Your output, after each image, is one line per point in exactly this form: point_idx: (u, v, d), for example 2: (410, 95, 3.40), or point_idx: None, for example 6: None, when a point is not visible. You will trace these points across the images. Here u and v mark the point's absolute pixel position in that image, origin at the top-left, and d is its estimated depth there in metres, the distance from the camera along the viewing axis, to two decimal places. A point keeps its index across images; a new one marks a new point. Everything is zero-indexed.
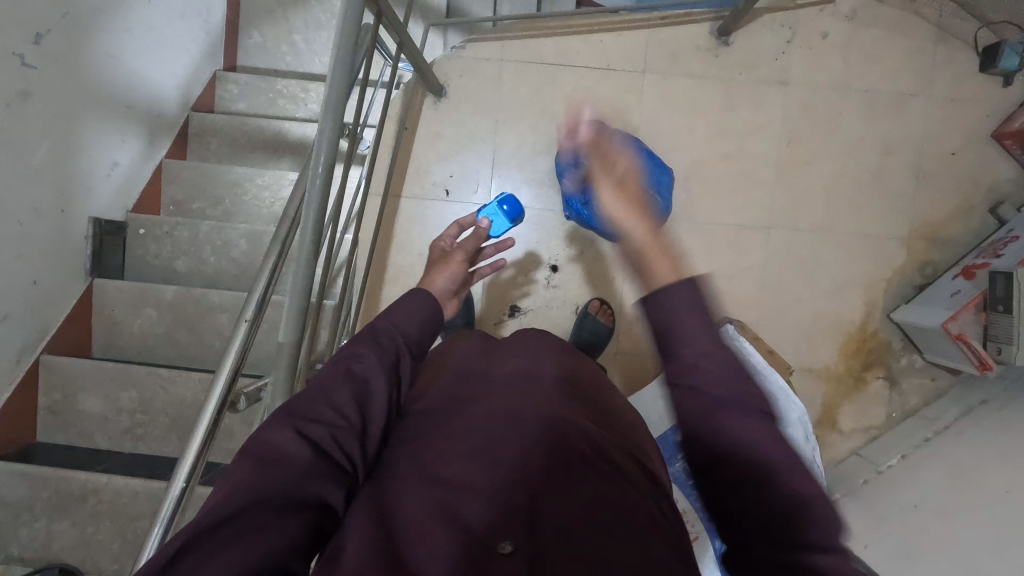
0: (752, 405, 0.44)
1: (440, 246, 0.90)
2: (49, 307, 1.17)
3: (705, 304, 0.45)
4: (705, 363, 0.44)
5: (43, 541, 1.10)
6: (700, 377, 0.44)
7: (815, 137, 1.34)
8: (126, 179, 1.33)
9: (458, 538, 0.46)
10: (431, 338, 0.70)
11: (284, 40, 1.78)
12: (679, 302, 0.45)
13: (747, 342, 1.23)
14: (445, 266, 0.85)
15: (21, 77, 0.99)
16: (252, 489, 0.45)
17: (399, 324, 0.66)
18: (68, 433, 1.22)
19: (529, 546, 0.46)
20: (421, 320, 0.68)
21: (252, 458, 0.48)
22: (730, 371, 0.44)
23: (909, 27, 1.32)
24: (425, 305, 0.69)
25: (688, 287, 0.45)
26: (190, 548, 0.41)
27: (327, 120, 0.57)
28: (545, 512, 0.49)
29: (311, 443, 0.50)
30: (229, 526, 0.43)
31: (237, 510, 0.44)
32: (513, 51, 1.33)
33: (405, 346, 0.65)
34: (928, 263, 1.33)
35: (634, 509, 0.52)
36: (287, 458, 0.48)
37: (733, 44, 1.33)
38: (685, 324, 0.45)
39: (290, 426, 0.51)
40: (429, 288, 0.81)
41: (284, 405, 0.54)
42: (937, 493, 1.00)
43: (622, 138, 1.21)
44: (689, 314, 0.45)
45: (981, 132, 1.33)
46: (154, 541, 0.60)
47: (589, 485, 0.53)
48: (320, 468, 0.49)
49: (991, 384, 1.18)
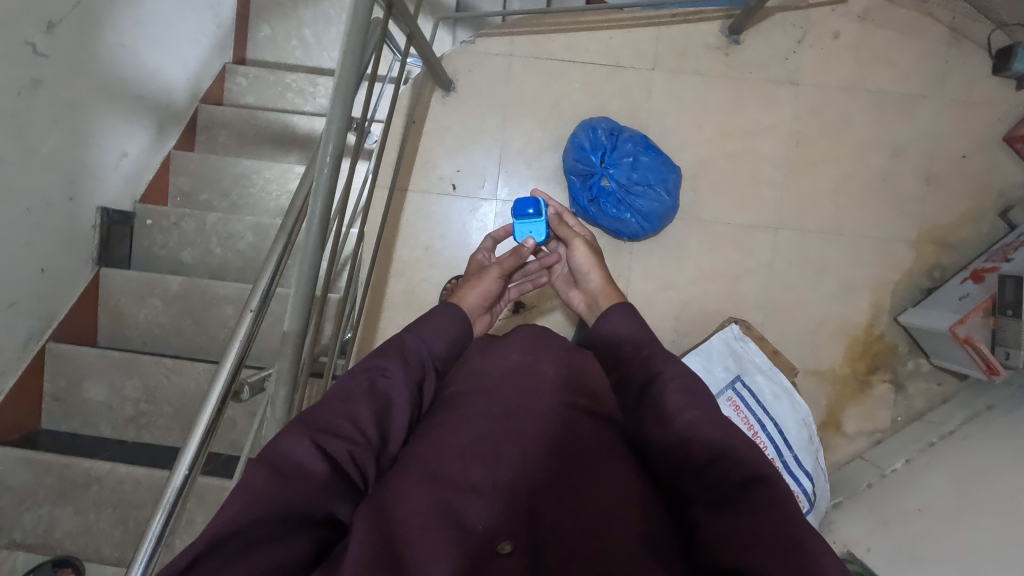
0: (689, 381, 0.63)
1: (478, 260, 0.96)
2: (56, 294, 1.18)
3: (637, 318, 0.77)
4: (647, 353, 0.69)
5: (46, 528, 1.10)
6: (645, 363, 0.68)
7: (824, 138, 1.33)
8: (134, 170, 1.34)
9: (461, 538, 0.46)
10: (455, 354, 0.72)
11: (294, 34, 1.79)
12: (620, 314, 0.78)
13: (751, 341, 1.23)
14: (478, 277, 0.87)
15: (32, 65, 0.99)
16: (268, 503, 0.44)
17: (423, 335, 0.69)
18: (73, 420, 1.23)
19: (530, 549, 0.46)
20: (444, 335, 0.70)
21: (267, 466, 0.47)
22: (659, 362, 0.66)
23: (921, 28, 1.32)
24: (452, 323, 0.72)
25: (626, 308, 0.79)
26: (205, 558, 0.41)
27: (336, 111, 0.57)
28: (546, 512, 0.49)
29: (327, 457, 0.49)
30: (240, 540, 0.42)
31: (252, 522, 0.43)
32: (522, 47, 1.33)
33: (429, 361, 0.67)
34: (937, 267, 1.32)
35: (633, 506, 0.52)
36: (302, 472, 0.47)
37: (743, 43, 1.33)
38: (625, 330, 0.76)
39: (308, 437, 0.50)
40: (460, 301, 0.85)
41: (301, 416, 0.52)
42: (941, 497, 0.99)
43: (628, 137, 1.25)
44: (626, 323, 0.77)
45: (993, 135, 1.32)
46: (154, 531, 0.58)
47: (588, 482, 0.53)
48: (335, 485, 0.49)
49: (999, 390, 1.17)
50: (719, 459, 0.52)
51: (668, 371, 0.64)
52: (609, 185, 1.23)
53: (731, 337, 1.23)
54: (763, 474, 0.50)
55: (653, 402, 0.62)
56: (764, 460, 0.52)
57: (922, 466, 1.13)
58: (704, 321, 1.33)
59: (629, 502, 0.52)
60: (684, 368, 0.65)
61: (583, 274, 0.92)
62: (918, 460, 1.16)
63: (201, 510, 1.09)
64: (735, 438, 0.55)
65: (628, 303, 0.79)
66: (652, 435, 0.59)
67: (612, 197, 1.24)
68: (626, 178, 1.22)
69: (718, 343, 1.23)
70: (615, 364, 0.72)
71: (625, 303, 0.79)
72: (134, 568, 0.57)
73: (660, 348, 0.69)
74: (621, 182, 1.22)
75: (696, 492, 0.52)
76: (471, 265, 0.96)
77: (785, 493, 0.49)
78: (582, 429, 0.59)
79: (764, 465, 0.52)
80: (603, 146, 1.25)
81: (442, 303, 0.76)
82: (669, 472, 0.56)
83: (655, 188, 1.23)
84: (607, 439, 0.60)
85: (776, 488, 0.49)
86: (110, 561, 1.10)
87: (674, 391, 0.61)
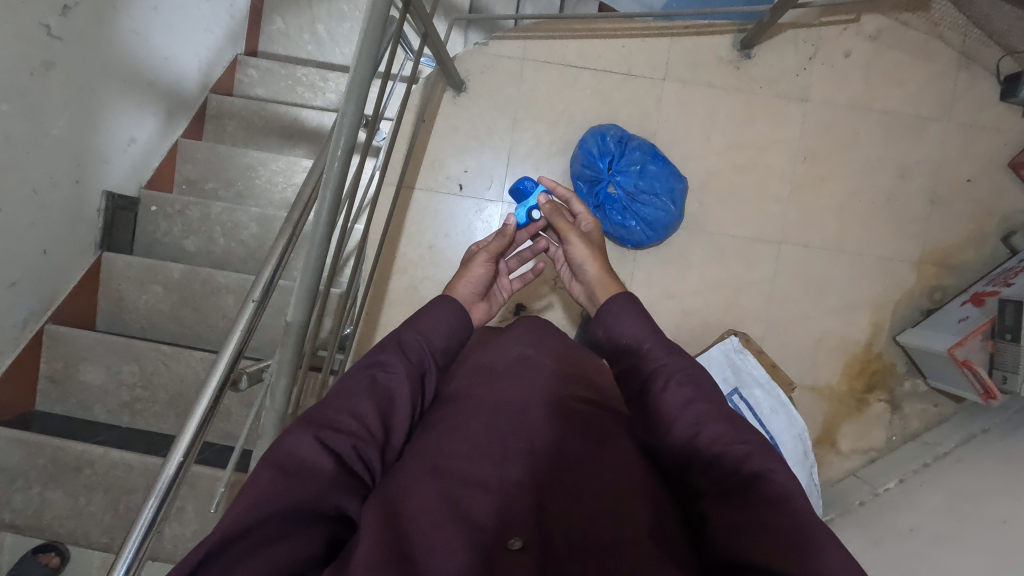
0: (693, 377, 0.62)
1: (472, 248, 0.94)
2: (56, 276, 1.18)
3: (638, 304, 0.73)
4: (648, 344, 0.67)
5: (35, 509, 1.10)
6: (646, 355, 0.66)
7: (831, 155, 1.34)
8: (141, 156, 1.34)
9: (470, 534, 0.46)
10: (459, 345, 0.71)
11: (307, 29, 1.80)
12: (619, 303, 0.73)
13: (750, 354, 1.22)
14: (469, 265, 0.87)
15: (46, 46, 0.99)
16: (275, 499, 0.44)
17: (425, 326, 0.68)
18: (68, 403, 1.22)
19: (540, 545, 0.46)
20: (446, 324, 0.69)
21: (273, 465, 0.47)
22: (662, 355, 0.65)
23: (931, 52, 1.33)
24: (454, 313, 0.71)
25: (627, 296, 0.74)
26: (215, 558, 0.41)
27: (349, 106, 0.57)
28: (554, 506, 0.49)
29: (331, 453, 0.50)
30: (250, 537, 0.42)
31: (261, 518, 0.43)
32: (535, 51, 1.34)
33: (430, 353, 0.66)
34: (938, 288, 1.33)
35: (642, 501, 0.52)
36: (309, 470, 0.48)
37: (755, 57, 1.34)
38: (627, 319, 0.72)
39: (311, 434, 0.50)
40: (452, 292, 0.84)
41: (303, 415, 0.53)
42: (934, 519, 0.99)
43: (637, 145, 1.26)
44: (627, 311, 0.72)
45: (998, 160, 1.33)
46: (145, 516, 0.58)
47: (594, 475, 0.53)
48: (342, 481, 0.49)
49: (994, 414, 1.18)
50: (725, 455, 0.53)
51: (670, 363, 0.64)
52: (615, 192, 1.25)
53: (731, 349, 1.23)
54: (771, 468, 0.51)
55: (657, 399, 0.61)
56: (771, 452, 0.53)
57: (916, 486, 1.13)
58: (704, 332, 1.33)
59: (637, 497, 0.52)
60: (688, 361, 0.64)
61: (580, 266, 0.88)
62: (912, 480, 1.16)
63: (192, 498, 1.08)
64: (743, 433, 0.55)
65: (630, 292, 0.75)
66: (658, 433, 0.59)
67: (617, 204, 1.25)
68: (632, 186, 1.24)
69: (718, 355, 1.24)
70: (616, 358, 0.71)
71: (628, 292, 0.75)
72: (125, 553, 0.57)
73: (662, 337, 0.68)
74: (627, 190, 1.24)
75: (705, 486, 0.53)
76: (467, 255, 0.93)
77: (792, 485, 0.50)
78: (586, 424, 0.59)
79: (771, 457, 0.52)
80: (611, 153, 1.26)
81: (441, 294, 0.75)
82: (677, 466, 0.57)
83: (661, 197, 1.24)
84: (613, 436, 0.60)
85: (784, 482, 0.50)
86: (98, 546, 1.10)
87: (678, 385, 0.61)
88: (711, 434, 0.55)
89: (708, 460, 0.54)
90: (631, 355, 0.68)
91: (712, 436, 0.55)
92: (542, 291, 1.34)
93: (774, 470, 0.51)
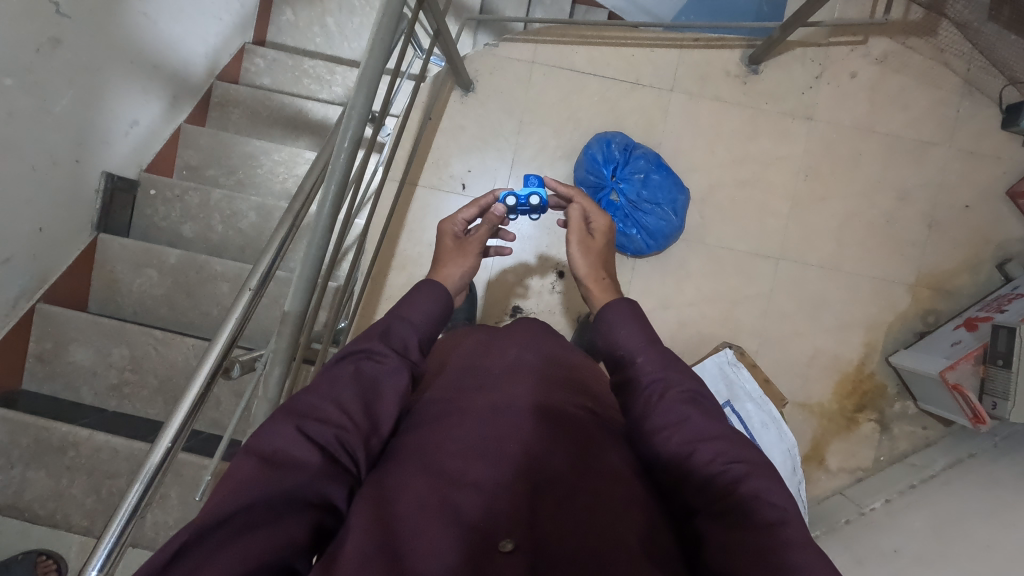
0: (689, 390, 0.62)
1: (456, 228, 0.89)
2: (50, 255, 1.16)
3: (637, 312, 0.73)
4: (645, 353, 0.67)
5: (15, 489, 1.08)
6: (643, 363, 0.66)
7: (833, 173, 1.35)
8: (143, 139, 1.34)
9: (459, 535, 0.46)
10: (438, 332, 0.72)
11: (317, 21, 1.80)
12: (617, 309, 0.73)
13: (744, 368, 1.23)
14: (462, 256, 0.86)
15: (54, 23, 0.99)
16: (256, 489, 0.44)
17: (412, 318, 0.68)
18: (54, 383, 1.21)
19: (532, 545, 0.45)
20: (431, 312, 0.70)
21: (255, 456, 0.47)
22: (659, 366, 0.65)
23: (936, 77, 1.34)
24: (438, 306, 0.71)
25: (626, 303, 0.74)
26: (191, 549, 0.41)
27: (358, 100, 0.56)
28: (548, 508, 0.49)
29: (315, 444, 0.49)
30: (229, 527, 0.42)
31: (242, 507, 0.43)
32: (546, 54, 1.35)
33: (415, 342, 0.66)
34: (931, 312, 1.33)
35: (634, 510, 0.52)
36: (292, 460, 0.48)
37: (762, 74, 1.35)
38: (626, 326, 0.71)
39: (294, 424, 0.50)
40: (445, 279, 0.84)
41: (287, 404, 0.53)
42: (918, 540, 1.00)
43: (641, 154, 1.27)
44: (626, 316, 0.72)
45: (996, 189, 1.34)
46: (129, 500, 0.56)
47: (588, 480, 0.53)
48: (329, 471, 0.49)
49: (981, 439, 1.19)
50: (722, 475, 0.53)
51: (668, 376, 0.64)
52: (618, 200, 1.27)
53: (725, 361, 1.25)
54: (768, 489, 0.51)
55: (654, 409, 0.61)
56: (770, 472, 0.53)
57: (902, 508, 1.13)
58: (698, 343, 1.33)
59: (632, 505, 0.52)
60: (683, 373, 0.64)
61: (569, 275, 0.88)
62: (898, 501, 1.16)
63: (176, 486, 1.07)
64: (740, 452, 0.55)
65: (629, 299, 0.75)
66: (651, 445, 0.59)
67: (619, 211, 1.27)
68: (635, 194, 1.25)
69: (711, 366, 1.25)
70: (611, 366, 0.71)
71: (627, 298, 0.75)
72: (105, 539, 0.55)
73: (657, 348, 0.68)
74: (630, 198, 1.25)
75: (700, 504, 0.53)
76: (447, 240, 0.88)
77: (789, 508, 0.50)
78: (578, 427, 0.59)
79: (769, 477, 0.52)
80: (616, 160, 1.27)
81: (425, 279, 0.76)
82: (670, 480, 0.57)
83: (662, 207, 1.25)
84: (606, 441, 0.60)
85: (781, 506, 0.50)
86: (77, 530, 1.07)
87: (676, 399, 0.61)
88: (707, 454, 0.55)
89: (703, 479, 0.54)
90: (629, 364, 0.68)
91: (709, 454, 0.55)
92: (535, 295, 1.34)
93: (769, 490, 0.51)
